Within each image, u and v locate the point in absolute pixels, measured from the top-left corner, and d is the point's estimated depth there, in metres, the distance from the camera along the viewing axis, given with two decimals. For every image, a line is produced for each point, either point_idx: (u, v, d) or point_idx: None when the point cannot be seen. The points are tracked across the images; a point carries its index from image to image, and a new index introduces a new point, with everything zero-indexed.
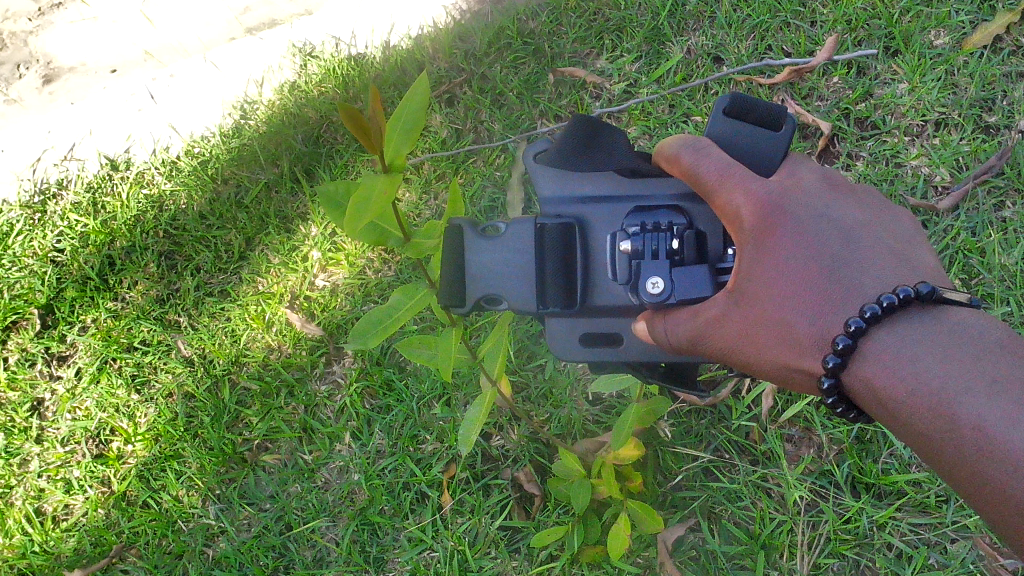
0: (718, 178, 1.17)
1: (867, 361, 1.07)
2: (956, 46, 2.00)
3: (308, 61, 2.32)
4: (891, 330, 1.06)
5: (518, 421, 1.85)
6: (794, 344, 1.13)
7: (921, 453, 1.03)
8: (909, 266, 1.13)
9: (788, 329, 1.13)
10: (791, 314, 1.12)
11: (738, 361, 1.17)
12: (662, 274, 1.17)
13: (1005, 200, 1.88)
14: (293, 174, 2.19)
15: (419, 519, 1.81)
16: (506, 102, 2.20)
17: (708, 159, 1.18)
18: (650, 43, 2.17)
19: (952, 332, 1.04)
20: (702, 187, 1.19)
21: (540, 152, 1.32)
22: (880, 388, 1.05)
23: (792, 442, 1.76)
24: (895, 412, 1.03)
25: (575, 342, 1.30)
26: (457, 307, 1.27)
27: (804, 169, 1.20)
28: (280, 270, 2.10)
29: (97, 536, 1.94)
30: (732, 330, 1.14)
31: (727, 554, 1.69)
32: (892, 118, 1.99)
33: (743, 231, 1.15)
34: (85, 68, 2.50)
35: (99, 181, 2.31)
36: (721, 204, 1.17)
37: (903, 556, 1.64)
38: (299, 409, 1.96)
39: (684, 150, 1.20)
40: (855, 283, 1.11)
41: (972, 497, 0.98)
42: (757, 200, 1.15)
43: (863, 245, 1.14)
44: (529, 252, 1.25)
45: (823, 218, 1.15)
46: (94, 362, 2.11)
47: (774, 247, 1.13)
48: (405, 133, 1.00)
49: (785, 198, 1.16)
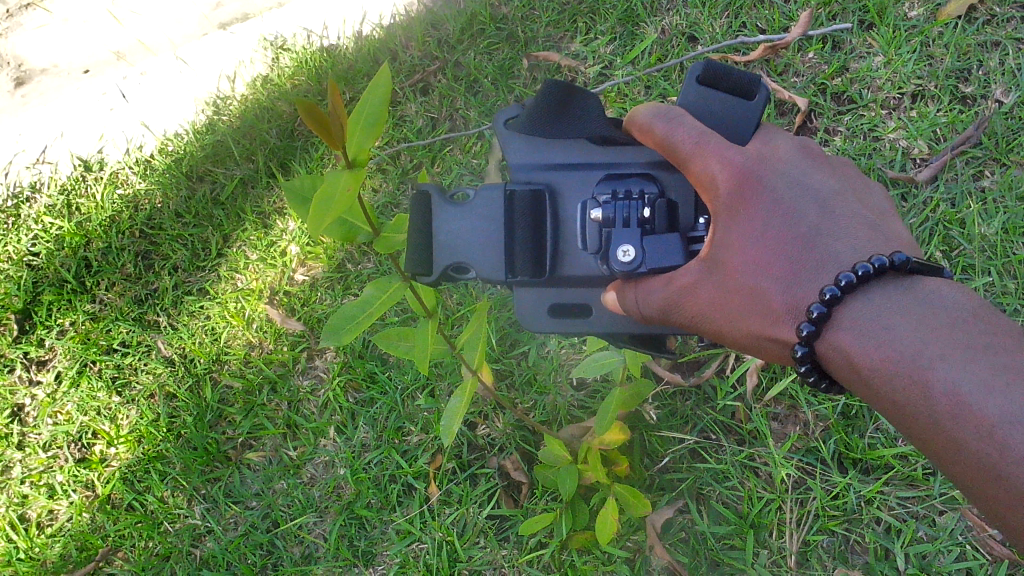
0: (694, 147, 1.15)
1: (841, 329, 1.06)
2: (931, 17, 1.99)
3: (280, 54, 2.29)
4: (866, 299, 1.05)
5: (502, 408, 1.83)
6: (766, 312, 1.12)
7: (896, 422, 1.02)
8: (884, 237, 1.13)
9: (761, 296, 1.12)
10: (764, 281, 1.11)
11: (709, 329, 1.17)
12: (634, 242, 1.16)
13: (983, 170, 1.87)
14: (269, 169, 2.18)
15: (406, 511, 1.80)
16: (480, 89, 2.18)
17: (682, 128, 1.16)
18: (624, 25, 2.15)
19: (926, 303, 1.03)
20: (676, 156, 1.17)
21: (511, 118, 1.30)
22: (855, 355, 1.04)
23: (777, 420, 1.76)
24: (870, 381, 1.02)
25: (543, 311, 1.33)
26: (423, 276, 1.23)
27: (780, 138, 1.19)
28: (258, 267, 2.08)
29: (83, 541, 1.92)
30: (705, 297, 1.14)
31: (716, 535, 1.69)
32: (868, 91, 1.99)
33: (717, 200, 1.14)
34: (57, 69, 2.48)
35: (73, 182, 2.28)
36: (695, 173, 1.16)
37: (892, 530, 1.64)
38: (283, 405, 1.95)
39: (657, 120, 1.18)
40: (832, 251, 1.10)
41: (943, 463, 0.98)
42: (732, 167, 1.14)
43: (839, 213, 1.13)
44: (497, 220, 1.23)
45: (798, 186, 1.14)
46: (73, 365, 2.08)
47: (749, 216, 1.13)
48: (368, 127, 0.98)
49: (760, 166, 1.14)
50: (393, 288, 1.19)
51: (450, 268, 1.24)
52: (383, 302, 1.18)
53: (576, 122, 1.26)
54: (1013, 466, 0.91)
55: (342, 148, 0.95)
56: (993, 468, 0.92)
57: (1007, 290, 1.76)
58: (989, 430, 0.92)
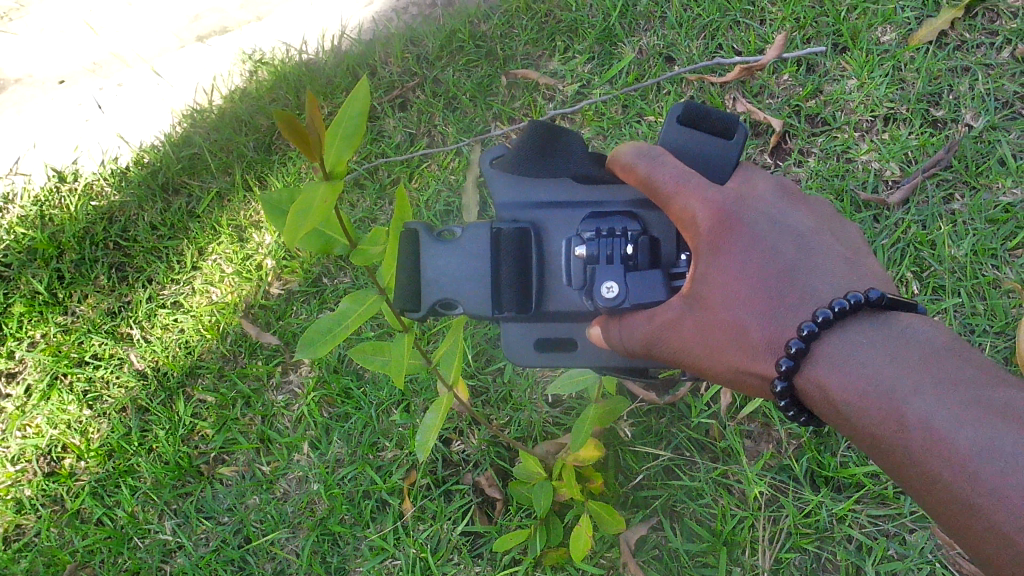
0: (675, 186, 1.17)
1: (819, 363, 1.07)
2: (903, 42, 2.03)
3: (258, 67, 2.29)
4: (842, 334, 1.07)
5: (477, 425, 1.84)
6: (748, 347, 1.13)
7: (873, 455, 1.03)
8: (859, 274, 1.15)
9: (742, 332, 1.13)
10: (744, 317, 1.13)
11: (691, 365, 1.18)
12: (617, 279, 1.19)
13: (954, 193, 1.90)
14: (246, 182, 2.17)
15: (379, 527, 1.79)
16: (459, 105, 2.19)
17: (663, 167, 1.18)
18: (601, 44, 2.18)
19: (902, 338, 1.05)
20: (658, 195, 1.19)
21: (497, 158, 1.33)
22: (832, 388, 1.06)
23: (750, 438, 1.77)
24: (847, 414, 1.04)
25: (530, 346, 1.33)
26: (411, 312, 1.24)
27: (758, 176, 1.22)
28: (234, 280, 2.07)
29: (50, 557, 1.88)
30: (687, 333, 1.16)
31: (690, 553, 1.69)
32: (842, 114, 2.02)
33: (698, 237, 1.16)
34: (32, 80, 2.45)
35: (46, 193, 2.26)
36: (676, 212, 1.17)
37: (863, 547, 1.65)
38: (257, 419, 1.94)
39: (639, 159, 1.20)
40: (808, 287, 1.12)
41: (919, 495, 0.98)
42: (712, 205, 1.16)
43: (815, 251, 1.15)
44: (484, 256, 1.24)
45: (776, 225, 1.16)
46: (44, 378, 2.06)
47: (729, 253, 1.14)
48: (347, 139, 0.98)
49: (739, 204, 1.16)
50: (371, 302, 1.18)
51: (438, 304, 1.25)
52: (359, 316, 1.17)
53: (561, 160, 1.29)
54: (985, 497, 0.91)
55: (319, 159, 0.94)
56: (965, 498, 0.93)
57: (976, 311, 1.79)
58: (962, 461, 0.93)
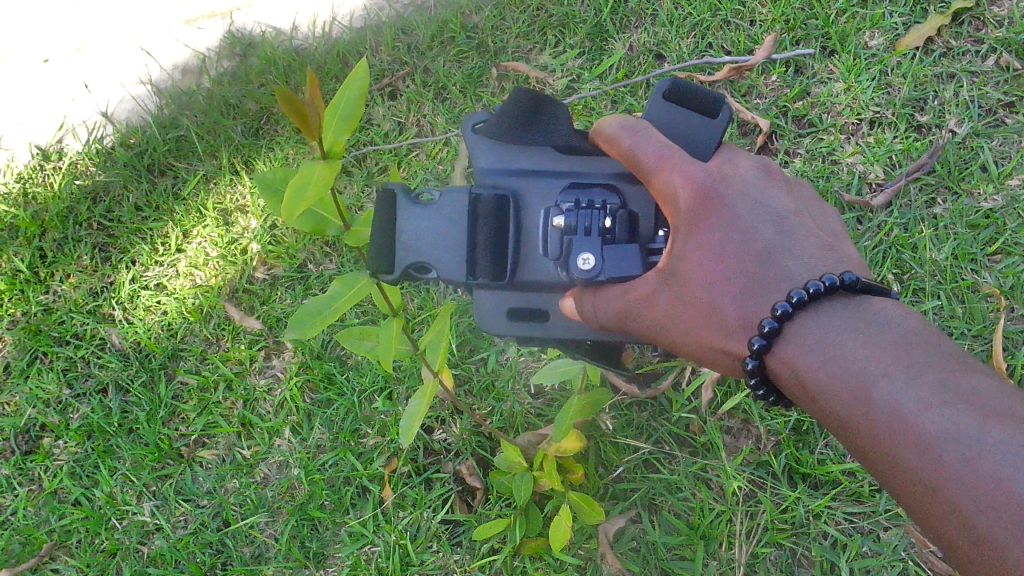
0: (658, 161, 1.19)
1: (791, 344, 1.10)
2: (890, 47, 2.06)
3: (248, 51, 2.29)
4: (815, 317, 1.09)
5: (459, 414, 1.84)
6: (720, 326, 1.16)
7: (839, 435, 1.05)
8: (836, 256, 1.17)
9: (715, 310, 1.16)
10: (719, 295, 1.16)
11: (665, 339, 1.22)
12: (594, 251, 1.21)
13: (936, 197, 1.93)
14: (233, 166, 2.16)
15: (359, 514, 1.79)
16: (448, 96, 2.19)
17: (647, 141, 1.20)
18: (592, 40, 2.19)
19: (872, 321, 1.07)
20: (640, 169, 1.21)
21: (480, 123, 1.34)
22: (802, 368, 1.08)
23: (730, 433, 1.79)
24: (816, 394, 1.06)
25: (502, 314, 1.33)
26: (384, 275, 1.22)
27: (741, 156, 1.24)
28: (218, 263, 2.07)
29: (27, 536, 1.87)
30: (661, 307, 1.19)
31: (667, 545, 1.70)
32: (828, 116, 2.04)
33: (677, 215, 1.18)
34: (18, 58, 2.45)
35: (29, 170, 2.24)
36: (657, 186, 1.19)
37: (838, 544, 1.67)
38: (238, 403, 1.93)
39: (623, 132, 1.21)
40: (784, 266, 1.14)
41: (882, 475, 1.00)
42: (692, 183, 1.17)
43: (795, 233, 1.17)
44: (462, 221, 1.23)
45: (757, 205, 1.18)
46: (23, 356, 2.03)
47: (706, 231, 1.17)
48: (344, 120, 0.99)
49: (721, 183, 1.18)
50: (359, 285, 1.18)
51: (412, 267, 1.23)
52: (349, 298, 1.18)
53: (544, 130, 1.30)
54: (945, 479, 0.92)
55: (317, 138, 0.95)
56: (926, 480, 0.94)
57: (955, 314, 1.81)
58: (924, 443, 0.95)
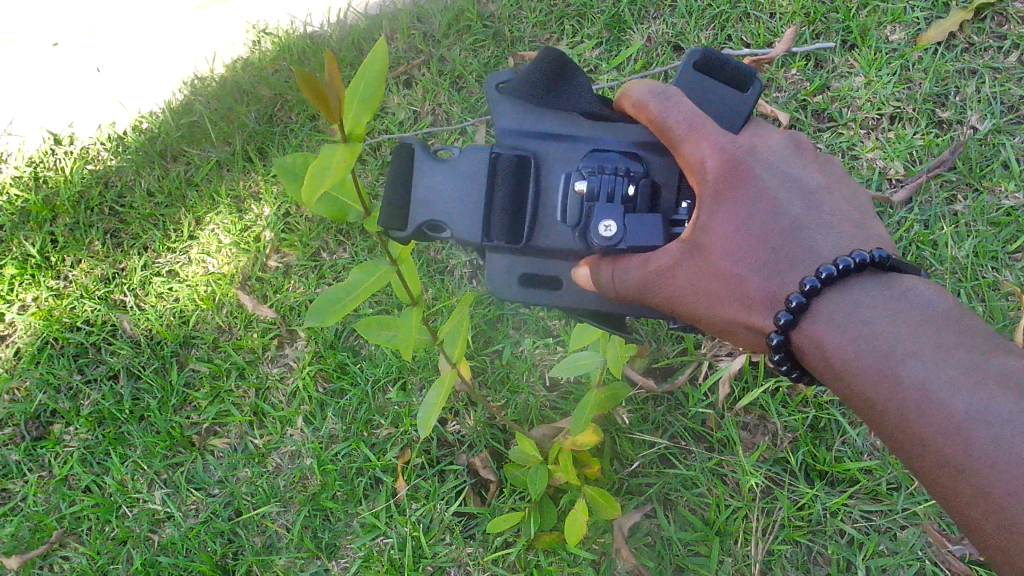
0: (687, 128, 1.16)
1: (818, 320, 1.07)
2: (911, 41, 2.04)
3: (262, 37, 2.27)
4: (844, 293, 1.07)
5: (474, 406, 1.83)
6: (744, 299, 1.13)
7: (866, 414, 1.04)
8: (865, 234, 1.14)
9: (739, 283, 1.13)
10: (744, 268, 1.13)
11: (684, 312, 1.18)
12: (616, 219, 1.17)
13: (956, 194, 1.91)
14: (246, 153, 2.14)
15: (372, 505, 1.78)
16: (464, 85, 2.17)
17: (676, 108, 1.17)
18: (610, 30, 2.17)
19: (904, 299, 1.05)
20: (668, 136, 1.17)
21: (503, 82, 1.30)
22: (829, 344, 1.06)
23: (747, 429, 1.77)
24: (843, 372, 1.04)
25: (514, 282, 1.30)
26: (397, 232, 1.23)
27: (770, 129, 1.21)
28: (231, 250, 2.05)
29: (36, 522, 1.86)
30: (681, 278, 1.15)
31: (682, 541, 1.69)
32: (848, 111, 2.01)
33: (704, 186, 1.15)
34: (28, 41, 2.43)
35: (41, 155, 2.22)
36: (685, 154, 1.16)
37: (855, 542, 1.65)
38: (250, 392, 1.92)
39: (651, 98, 1.18)
40: (812, 243, 1.12)
41: (910, 457, 0.99)
42: (720, 154, 1.15)
43: (825, 209, 1.15)
44: (479, 178, 1.25)
45: (785, 179, 1.16)
46: (34, 342, 2.02)
47: (734, 203, 1.14)
48: (364, 103, 0.97)
49: (749, 155, 1.15)
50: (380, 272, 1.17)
51: (426, 224, 1.25)
52: (370, 286, 1.15)
53: (568, 96, 1.27)
54: (980, 464, 0.91)
55: (338, 120, 0.93)
56: (959, 464, 0.93)
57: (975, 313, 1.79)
58: (958, 426, 0.93)
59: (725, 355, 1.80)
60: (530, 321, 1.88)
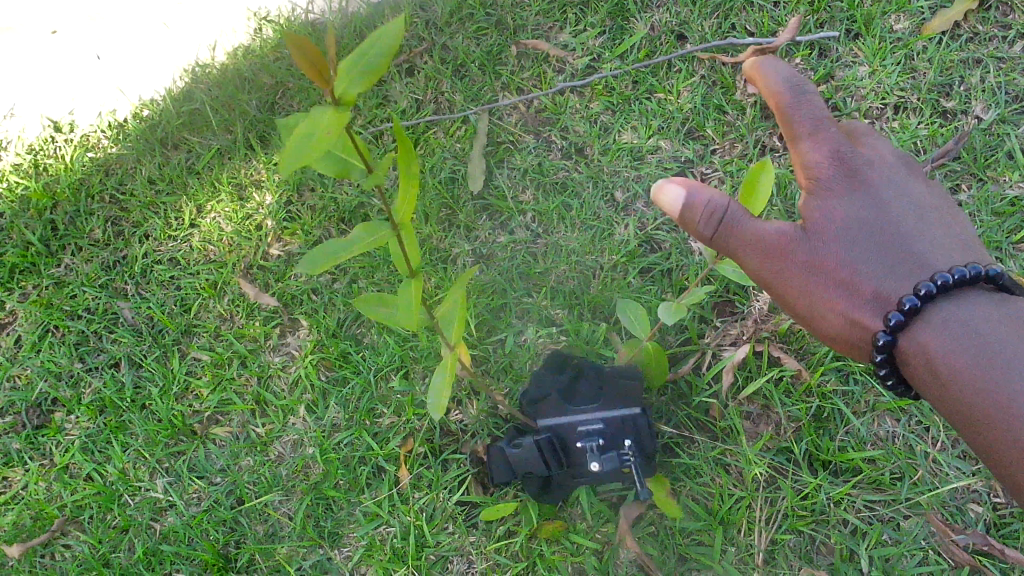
0: (813, 128, 1.27)
1: (928, 326, 1.19)
2: (916, 31, 2.02)
3: (263, 25, 2.26)
4: (953, 304, 1.19)
5: (476, 395, 1.82)
6: (856, 294, 1.24)
7: (968, 417, 1.16)
8: (968, 253, 1.27)
9: (855, 280, 1.24)
10: (863, 266, 1.24)
11: (792, 299, 1.27)
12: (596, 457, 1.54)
13: (960, 184, 1.89)
14: (247, 141, 2.13)
15: (375, 494, 1.77)
16: (467, 73, 2.16)
17: (806, 106, 1.28)
18: (613, 18, 2.15)
19: (1009, 318, 1.18)
20: (792, 130, 1.28)
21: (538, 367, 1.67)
22: (937, 347, 1.18)
23: (750, 419, 1.77)
24: (952, 377, 1.16)
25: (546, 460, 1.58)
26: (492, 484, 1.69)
27: (882, 145, 1.34)
28: (233, 239, 2.04)
29: (38, 511, 1.85)
30: (798, 265, 1.25)
31: (686, 530, 1.69)
32: (852, 100, 2.01)
33: (824, 179, 1.26)
34: (28, 28, 2.42)
35: (41, 142, 2.21)
36: (801, 151, 1.28)
37: (858, 532, 1.64)
38: (252, 380, 1.92)
39: (786, 84, 1.28)
40: (925, 253, 1.24)
41: (1010, 463, 1.12)
42: (838, 157, 1.27)
43: (935, 226, 1.27)
44: (527, 466, 1.59)
45: (899, 192, 1.28)
46: (35, 330, 2.01)
47: (855, 208, 1.25)
48: (363, 70, 0.93)
49: (869, 167, 1.28)
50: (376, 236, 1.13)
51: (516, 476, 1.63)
52: (365, 246, 1.12)
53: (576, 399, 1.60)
54: None
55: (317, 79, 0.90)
56: None
57: None
58: None
59: (729, 345, 1.82)
60: (534, 310, 1.90)
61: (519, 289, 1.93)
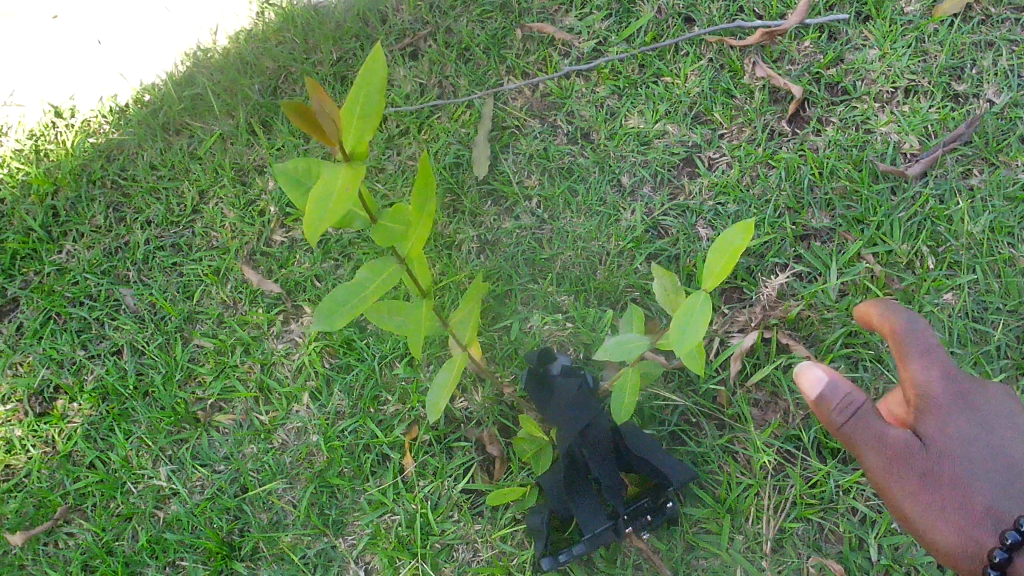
0: (925, 350, 1.33)
1: None
2: (927, 13, 1.99)
3: (265, 8, 2.23)
4: None
5: (481, 382, 1.81)
6: (970, 514, 1.27)
7: None
8: None
9: (967, 496, 1.27)
10: (976, 480, 1.27)
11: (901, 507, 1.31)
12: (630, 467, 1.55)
13: (972, 169, 1.87)
14: (250, 126, 2.11)
15: (379, 482, 1.76)
16: (472, 57, 2.14)
17: (924, 331, 1.34)
18: (620, 1, 2.12)
19: None
20: (902, 349, 1.35)
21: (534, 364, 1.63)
22: None
23: (758, 406, 1.75)
24: None
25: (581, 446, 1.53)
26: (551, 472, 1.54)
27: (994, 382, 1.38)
28: (236, 225, 2.03)
29: (40, 498, 1.84)
30: (912, 473, 1.29)
31: (693, 519, 1.67)
32: (862, 84, 1.98)
33: (937, 399, 1.30)
34: (28, 11, 2.39)
35: (41, 128, 2.19)
36: (912, 372, 1.33)
37: (867, 520, 1.63)
38: (255, 367, 1.90)
39: (901, 313, 1.37)
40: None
41: None
42: (953, 387, 1.31)
43: None
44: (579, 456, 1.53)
45: (1009, 424, 1.32)
46: (36, 317, 2.00)
47: (969, 432, 1.29)
48: (366, 116, 0.93)
49: (977, 391, 1.33)
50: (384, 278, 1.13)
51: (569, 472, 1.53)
52: (377, 285, 1.12)
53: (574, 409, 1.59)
54: None
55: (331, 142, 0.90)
56: None
57: (990, 289, 1.76)
58: None
59: (737, 332, 1.80)
60: (540, 297, 1.88)
61: (524, 275, 1.91)
